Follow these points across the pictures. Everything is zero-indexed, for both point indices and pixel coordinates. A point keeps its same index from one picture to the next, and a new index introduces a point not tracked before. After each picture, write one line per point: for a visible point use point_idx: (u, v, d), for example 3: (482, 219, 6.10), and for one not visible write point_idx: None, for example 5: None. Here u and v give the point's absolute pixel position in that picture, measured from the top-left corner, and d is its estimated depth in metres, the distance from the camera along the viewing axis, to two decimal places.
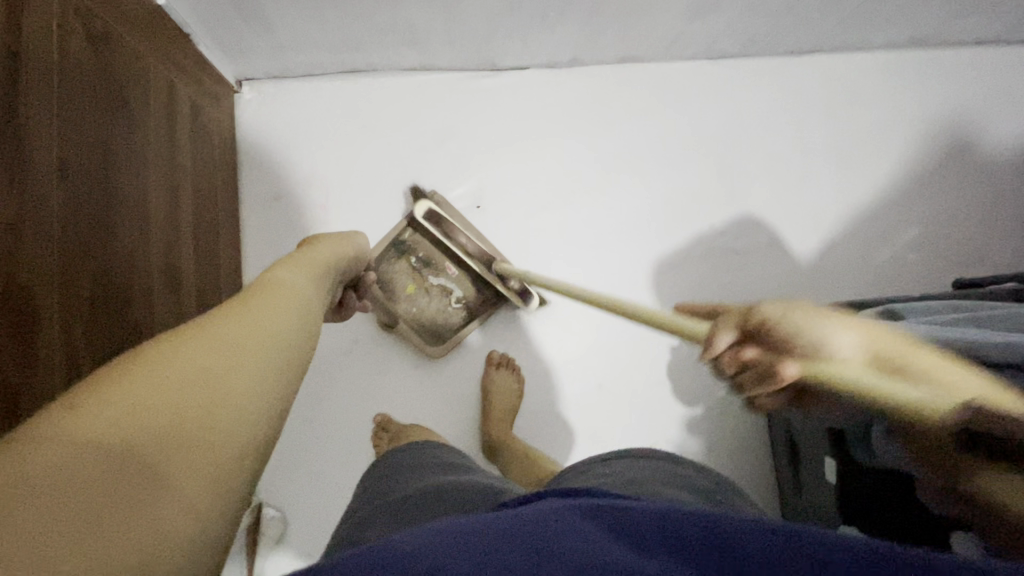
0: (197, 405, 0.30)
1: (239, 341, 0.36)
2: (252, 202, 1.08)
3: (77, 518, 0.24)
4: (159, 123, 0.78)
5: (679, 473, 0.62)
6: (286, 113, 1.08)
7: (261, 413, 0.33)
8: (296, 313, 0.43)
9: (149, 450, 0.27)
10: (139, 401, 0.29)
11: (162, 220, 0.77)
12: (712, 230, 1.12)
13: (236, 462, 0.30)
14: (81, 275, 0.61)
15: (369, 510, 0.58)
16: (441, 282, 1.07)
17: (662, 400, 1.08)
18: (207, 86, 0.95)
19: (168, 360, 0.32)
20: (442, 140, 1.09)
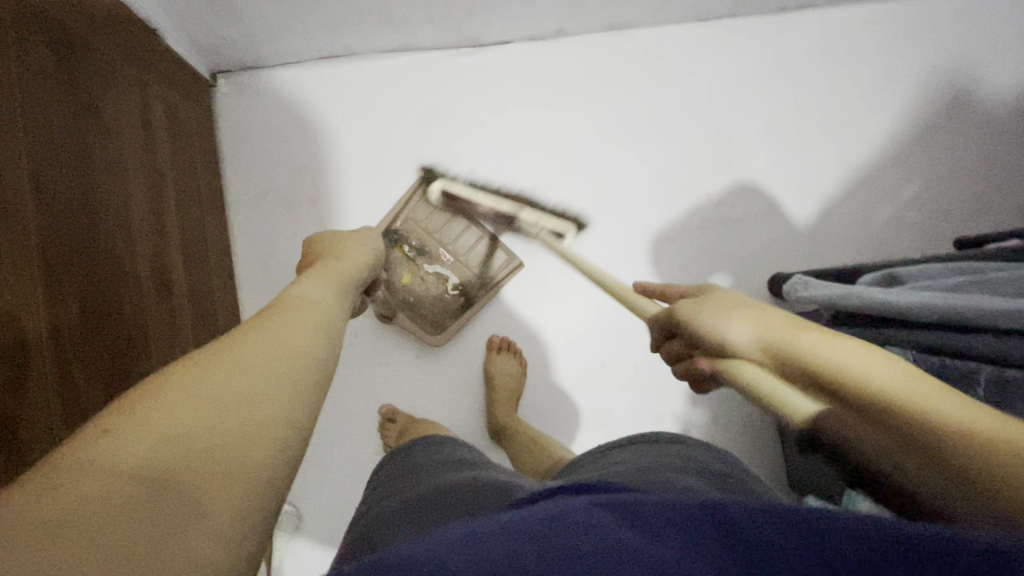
0: (229, 428, 0.32)
1: (271, 363, 0.37)
2: (238, 198, 1.02)
3: (125, 540, 0.26)
4: (131, 107, 0.74)
5: (688, 456, 0.59)
6: (266, 104, 1.02)
7: (288, 434, 0.34)
8: (325, 330, 0.44)
9: (185, 475, 0.29)
10: (181, 427, 0.31)
11: (142, 213, 0.73)
12: (710, 199, 1.08)
13: (265, 486, 0.32)
14: (69, 293, 0.59)
15: (377, 514, 0.56)
16: (436, 269, 1.04)
17: (665, 377, 1.06)
18: (182, 79, 0.90)
19: (200, 384, 0.34)
20: (429, 123, 1.05)
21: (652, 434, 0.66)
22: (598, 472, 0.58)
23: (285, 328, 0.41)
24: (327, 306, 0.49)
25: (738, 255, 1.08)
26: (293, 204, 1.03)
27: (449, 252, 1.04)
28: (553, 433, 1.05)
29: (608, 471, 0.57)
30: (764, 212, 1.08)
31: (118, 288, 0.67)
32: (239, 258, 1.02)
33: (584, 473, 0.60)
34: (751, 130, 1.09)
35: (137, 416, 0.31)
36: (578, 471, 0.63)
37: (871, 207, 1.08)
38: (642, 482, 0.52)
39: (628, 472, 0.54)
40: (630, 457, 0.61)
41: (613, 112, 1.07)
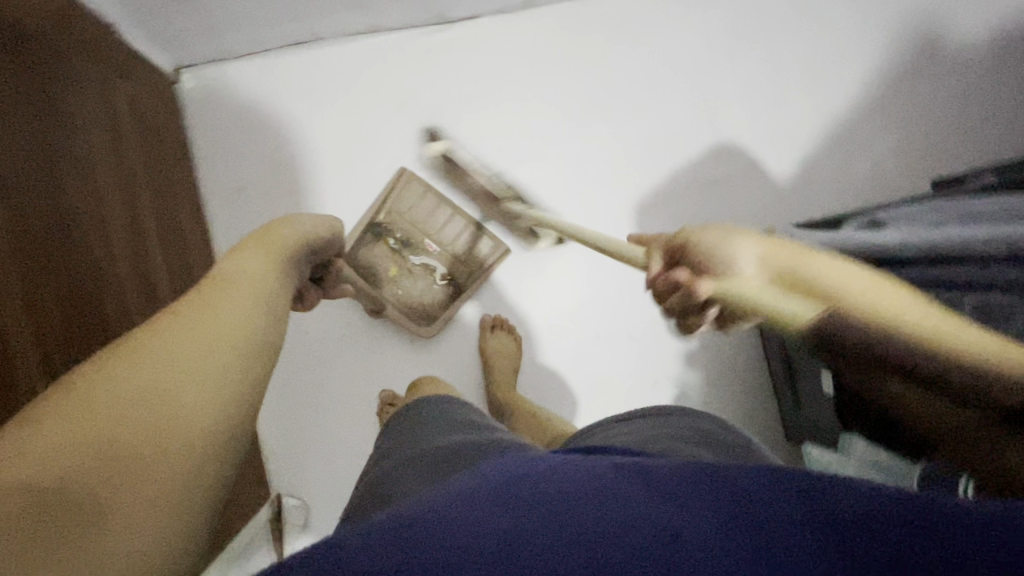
0: (126, 434, 0.32)
1: (177, 364, 0.36)
2: (215, 195, 1.00)
3: (45, 535, 0.27)
4: (100, 109, 0.72)
5: (692, 426, 0.60)
6: (234, 97, 1.00)
7: (210, 439, 0.35)
8: (246, 323, 0.43)
9: (110, 471, 0.30)
10: (108, 416, 0.32)
11: (121, 217, 0.72)
12: (690, 163, 1.09)
13: (175, 492, 0.32)
14: (48, 299, 0.57)
15: (381, 475, 0.55)
16: (422, 260, 1.03)
17: (659, 342, 1.07)
18: (146, 77, 0.88)
19: (123, 375, 0.34)
20: (403, 106, 1.03)
21: (660, 408, 0.66)
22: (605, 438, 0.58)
23: (201, 325, 0.40)
24: (255, 293, 0.47)
25: (722, 215, 1.08)
26: (272, 198, 1.01)
27: (435, 244, 1.03)
28: (553, 406, 1.06)
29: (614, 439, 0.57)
30: (744, 173, 1.09)
31: (99, 293, 0.65)
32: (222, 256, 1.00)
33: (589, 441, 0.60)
34: (727, 90, 1.09)
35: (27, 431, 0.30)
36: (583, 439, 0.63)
37: (848, 159, 1.09)
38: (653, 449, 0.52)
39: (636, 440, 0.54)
40: (633, 428, 0.61)
41: (589, 82, 1.07)
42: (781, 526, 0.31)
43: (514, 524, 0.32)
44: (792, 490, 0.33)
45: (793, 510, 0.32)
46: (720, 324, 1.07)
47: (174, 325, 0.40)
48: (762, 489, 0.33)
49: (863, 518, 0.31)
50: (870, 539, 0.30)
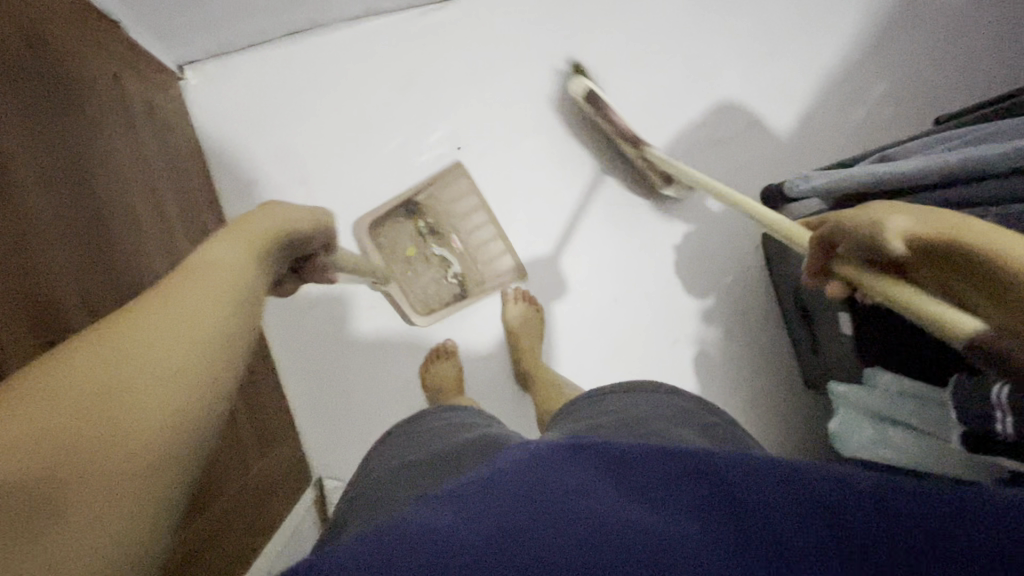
0: (18, 479, 0.24)
1: (110, 385, 0.28)
2: (228, 190, 1.00)
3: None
4: (120, 111, 0.74)
5: (682, 405, 0.60)
6: (237, 92, 1.00)
7: (170, 441, 0.28)
8: (196, 339, 0.32)
9: (46, 471, 0.25)
10: (36, 410, 0.26)
11: (152, 213, 0.75)
12: (693, 124, 1.10)
13: (77, 549, 0.24)
14: (101, 291, 0.61)
15: (379, 481, 0.54)
16: (442, 252, 1.06)
17: (676, 301, 1.09)
18: (152, 75, 0.88)
19: (59, 362, 0.28)
20: (406, 87, 1.04)
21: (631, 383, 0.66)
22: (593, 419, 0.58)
23: (137, 333, 0.31)
24: (235, 286, 0.37)
25: (728, 172, 1.10)
26: (284, 190, 1.01)
27: (460, 241, 1.06)
28: (578, 372, 1.08)
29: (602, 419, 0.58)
30: (746, 129, 1.10)
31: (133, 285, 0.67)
32: None
33: (576, 420, 0.60)
34: (723, 48, 1.10)
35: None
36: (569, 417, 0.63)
37: (846, 108, 1.11)
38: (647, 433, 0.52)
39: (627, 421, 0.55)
40: (627, 403, 0.60)
41: (587, 50, 1.07)
42: (788, 529, 0.38)
43: (509, 521, 0.37)
44: (768, 476, 0.40)
45: (784, 518, 0.38)
46: (733, 280, 1.10)
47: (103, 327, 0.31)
48: (761, 492, 0.39)
49: (842, 508, 0.37)
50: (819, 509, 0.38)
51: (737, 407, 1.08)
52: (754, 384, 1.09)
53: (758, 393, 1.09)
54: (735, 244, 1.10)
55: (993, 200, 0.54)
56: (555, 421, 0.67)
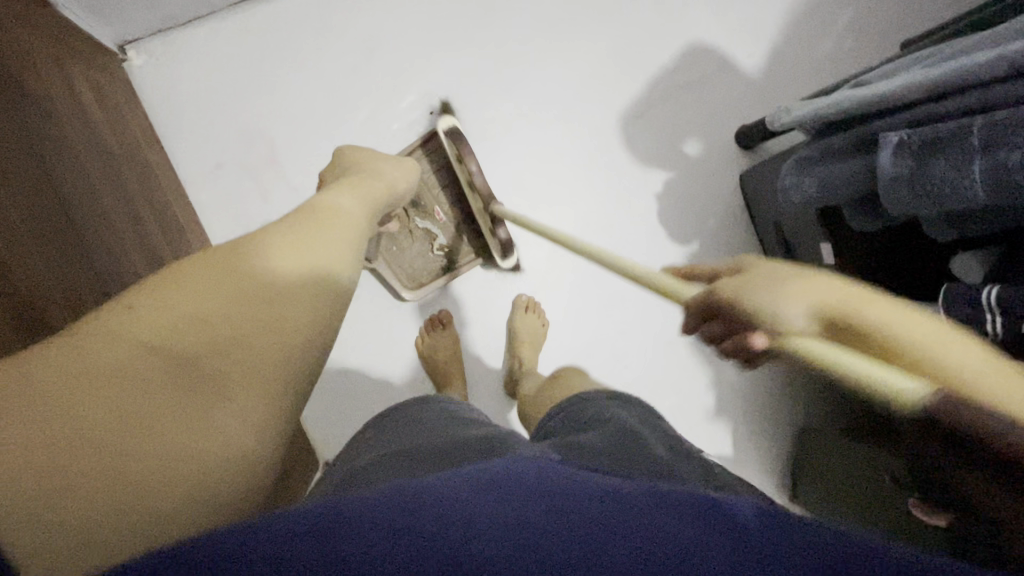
0: (219, 361, 0.39)
1: (270, 313, 0.43)
2: (192, 176, 0.95)
3: (45, 464, 0.30)
4: (69, 104, 0.70)
5: (660, 425, 0.63)
6: (190, 70, 0.94)
7: (251, 398, 0.39)
8: (342, 293, 0.49)
9: (157, 393, 0.36)
10: (157, 338, 0.38)
11: (120, 212, 0.72)
12: (665, 69, 1.09)
13: (191, 484, 0.35)
14: (80, 287, 0.62)
15: (351, 475, 0.50)
16: (426, 226, 1.02)
17: (661, 249, 1.10)
18: (94, 58, 0.82)
19: (186, 292, 0.41)
20: (370, 52, 0.99)
21: (627, 398, 0.68)
22: (596, 429, 0.59)
23: (288, 277, 0.46)
24: (267, 285, 0.44)
25: (703, 116, 1.10)
26: (253, 171, 0.97)
27: (445, 212, 1.02)
28: (573, 329, 1.08)
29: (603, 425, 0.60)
30: (717, 70, 1.10)
31: (103, 277, 0.66)
32: (215, 236, 0.96)
33: (564, 431, 0.63)
34: None
35: (148, 303, 0.40)
36: (559, 428, 0.65)
37: (812, 42, 1.12)
38: (641, 457, 0.53)
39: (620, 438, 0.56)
40: (613, 415, 0.62)
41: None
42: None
43: (509, 516, 0.33)
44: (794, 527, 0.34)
45: (785, 551, 0.31)
46: (716, 224, 1.11)
47: (262, 260, 0.46)
48: (774, 538, 0.33)
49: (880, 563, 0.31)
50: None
51: None
52: None
53: None
54: (715, 188, 1.11)
55: (970, 112, 0.56)
56: (540, 432, 0.69)
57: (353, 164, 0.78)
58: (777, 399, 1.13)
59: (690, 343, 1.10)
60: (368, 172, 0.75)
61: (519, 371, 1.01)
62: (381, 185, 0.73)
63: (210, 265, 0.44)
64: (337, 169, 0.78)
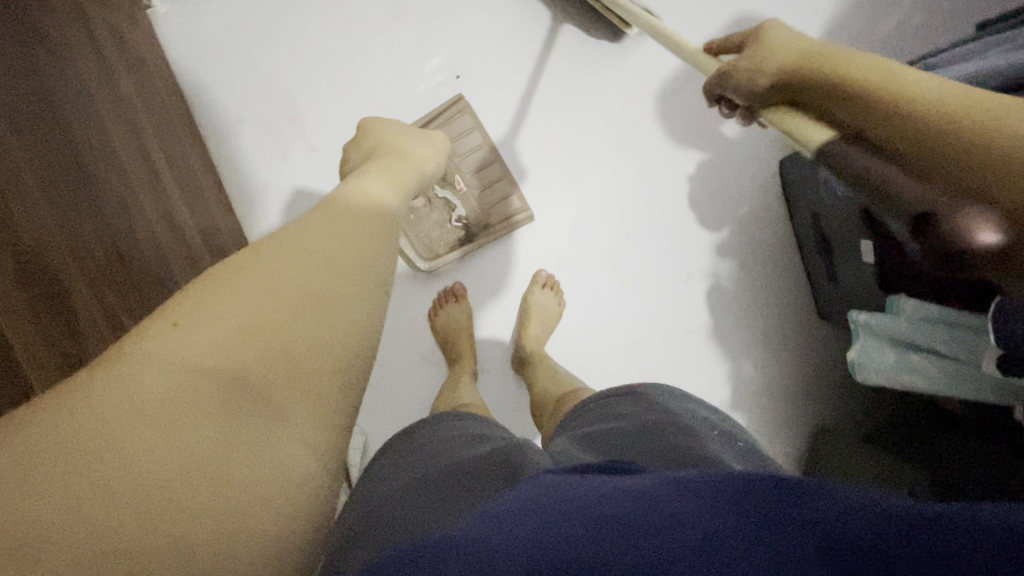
0: (272, 375, 0.38)
1: (321, 318, 0.42)
2: (213, 131, 0.93)
3: (113, 517, 0.29)
4: (87, 51, 0.69)
5: (682, 411, 0.62)
6: (214, 22, 0.92)
7: (310, 417, 0.39)
8: (380, 281, 0.48)
9: (212, 422, 0.34)
10: (207, 359, 0.36)
11: (137, 167, 0.72)
12: (709, 41, 1.02)
13: (268, 514, 0.34)
14: (89, 240, 0.62)
15: (375, 510, 0.51)
16: (445, 195, 1.00)
17: (689, 234, 1.05)
18: (117, 4, 0.80)
19: (230, 300, 0.39)
20: (396, 12, 0.96)
21: (649, 386, 0.67)
22: (603, 426, 0.60)
23: (327, 276, 0.44)
24: (309, 284, 0.43)
25: None
26: (274, 129, 0.95)
27: (465, 183, 1.00)
28: (591, 311, 1.05)
29: (614, 423, 0.59)
30: None
31: (115, 230, 0.66)
32: (234, 194, 0.94)
33: (581, 428, 0.62)
34: None
35: (194, 319, 0.38)
36: (576, 426, 0.64)
37: (872, 19, 1.03)
38: (657, 448, 0.53)
39: (632, 434, 0.56)
40: (630, 410, 0.62)
41: None
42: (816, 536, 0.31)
43: (527, 530, 0.33)
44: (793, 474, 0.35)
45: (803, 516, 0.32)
46: (749, 211, 1.05)
47: (296, 260, 0.44)
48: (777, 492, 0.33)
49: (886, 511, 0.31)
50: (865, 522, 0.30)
51: (750, 339, 1.07)
52: (767, 316, 1.07)
53: (773, 325, 1.07)
54: (751, 173, 1.05)
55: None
56: (562, 427, 0.68)
57: (381, 141, 0.75)
58: (797, 398, 1.09)
59: (712, 334, 1.06)
60: (395, 150, 0.72)
61: (533, 349, 0.98)
62: (410, 167, 0.70)
63: (247, 271, 0.42)
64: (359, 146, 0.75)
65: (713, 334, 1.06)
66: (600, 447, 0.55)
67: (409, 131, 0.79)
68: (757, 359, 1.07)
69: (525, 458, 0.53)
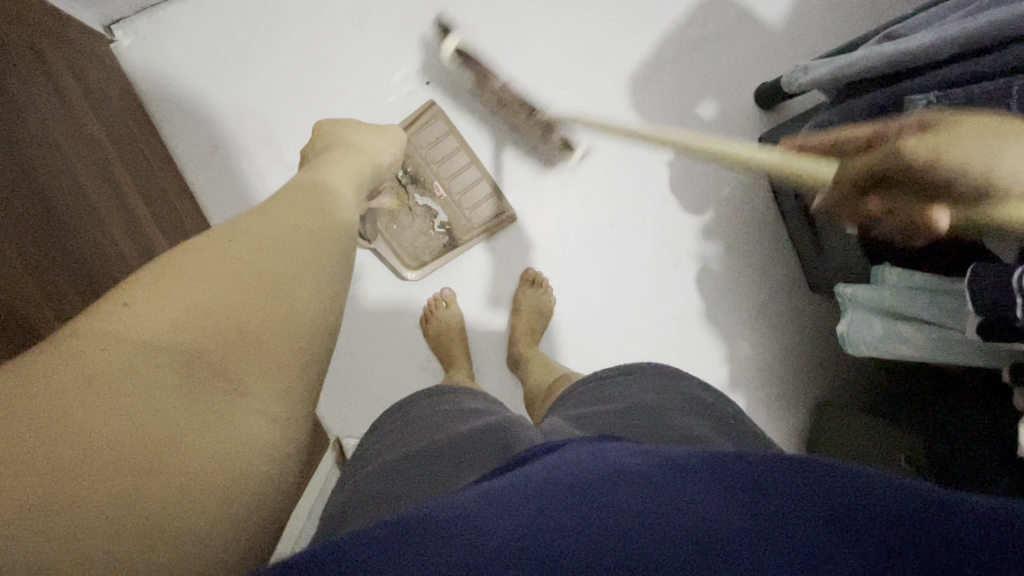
0: (231, 354, 0.39)
1: (276, 297, 0.43)
2: (189, 157, 0.94)
3: (63, 487, 0.30)
4: (51, 98, 0.70)
5: (681, 389, 0.62)
6: (179, 49, 0.91)
7: (268, 393, 0.40)
8: (339, 274, 0.49)
9: (170, 396, 0.35)
10: (161, 333, 0.37)
11: (113, 209, 0.74)
12: (678, 23, 1.01)
13: (226, 483, 0.35)
14: (64, 286, 0.63)
15: (363, 485, 0.50)
16: (425, 203, 1.01)
17: (673, 217, 1.04)
18: (77, 42, 0.80)
19: (186, 278, 0.41)
20: (360, 23, 0.95)
21: (649, 363, 0.67)
22: (596, 406, 0.60)
23: (287, 261, 0.45)
24: (264, 263, 0.44)
25: (720, 74, 1.02)
26: (248, 151, 0.95)
27: (444, 189, 1.00)
28: (582, 303, 1.05)
29: (608, 403, 0.59)
30: (734, 24, 1.01)
31: (92, 272, 0.68)
32: (213, 219, 0.95)
33: (575, 408, 0.62)
34: None
35: (149, 298, 0.39)
36: (570, 405, 0.64)
37: None
38: (649, 427, 0.53)
39: (626, 412, 0.56)
40: (623, 391, 0.61)
41: None
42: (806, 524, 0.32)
43: (520, 520, 0.33)
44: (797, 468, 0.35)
45: (810, 519, 0.32)
46: (732, 191, 1.05)
47: (257, 248, 0.45)
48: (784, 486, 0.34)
49: (876, 509, 0.31)
50: (859, 530, 0.31)
51: (743, 318, 1.07)
52: (760, 296, 1.07)
53: (766, 302, 1.07)
54: None
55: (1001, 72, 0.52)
56: (555, 409, 0.68)
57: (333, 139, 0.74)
58: (794, 373, 1.09)
59: (704, 316, 1.06)
60: (349, 145, 0.72)
61: (523, 346, 0.99)
62: (366, 160, 0.70)
63: (203, 256, 0.43)
64: (315, 144, 0.74)
65: (705, 316, 1.06)
66: (595, 423, 0.54)
67: (362, 126, 0.79)
68: (752, 337, 1.07)
69: (515, 429, 0.52)
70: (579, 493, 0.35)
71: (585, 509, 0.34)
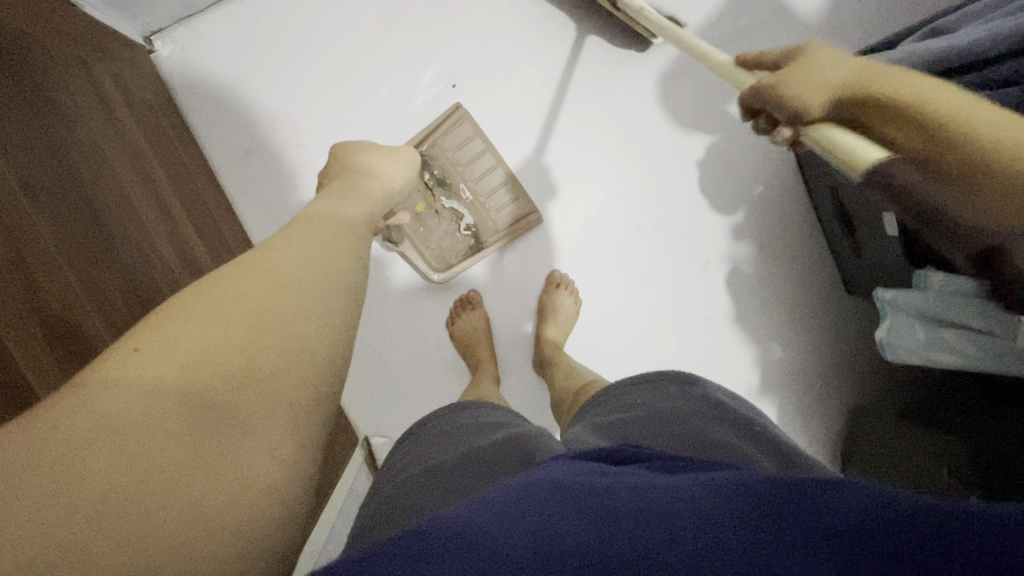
0: (234, 397, 0.38)
1: (279, 335, 0.42)
2: (223, 161, 0.96)
3: (76, 517, 0.29)
4: (95, 107, 0.72)
5: (705, 397, 0.61)
6: (213, 57, 0.94)
7: (272, 431, 0.40)
8: (353, 295, 0.50)
9: (174, 440, 0.34)
10: (163, 379, 0.37)
11: (152, 214, 0.77)
12: (710, 19, 0.99)
13: (237, 518, 0.35)
14: (105, 288, 0.66)
15: (392, 496, 0.51)
16: (452, 205, 1.02)
17: (702, 218, 1.02)
18: (119, 53, 0.83)
19: (192, 321, 0.40)
20: (388, 29, 0.96)
21: (674, 372, 0.66)
22: (619, 414, 0.59)
23: (291, 294, 0.45)
24: (267, 303, 0.44)
25: None
26: (279, 154, 0.97)
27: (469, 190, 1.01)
28: (609, 305, 1.04)
29: (630, 411, 0.59)
30: (768, 18, 0.99)
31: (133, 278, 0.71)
32: (247, 221, 0.97)
33: (598, 416, 0.62)
34: None
35: (158, 344, 0.38)
36: (592, 414, 0.64)
37: None
38: (674, 435, 0.52)
39: (650, 421, 0.55)
40: (645, 398, 0.61)
41: None
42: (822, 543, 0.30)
43: (534, 528, 0.33)
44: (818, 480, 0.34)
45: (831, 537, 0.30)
46: (764, 190, 1.02)
47: (260, 282, 0.45)
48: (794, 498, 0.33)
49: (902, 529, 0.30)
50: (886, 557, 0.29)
51: (774, 321, 1.04)
52: (793, 297, 1.04)
53: (799, 303, 1.04)
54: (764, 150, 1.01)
55: None
56: (577, 417, 0.68)
57: (351, 160, 0.76)
58: (827, 378, 1.06)
59: (733, 319, 1.04)
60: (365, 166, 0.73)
61: (550, 349, 0.98)
62: (374, 182, 0.72)
63: (209, 299, 0.42)
64: (343, 156, 0.77)
65: (734, 319, 1.04)
66: (616, 431, 0.54)
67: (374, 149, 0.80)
68: (785, 340, 1.05)
69: (535, 443, 0.52)
70: (593, 504, 0.35)
71: (601, 523, 0.33)
